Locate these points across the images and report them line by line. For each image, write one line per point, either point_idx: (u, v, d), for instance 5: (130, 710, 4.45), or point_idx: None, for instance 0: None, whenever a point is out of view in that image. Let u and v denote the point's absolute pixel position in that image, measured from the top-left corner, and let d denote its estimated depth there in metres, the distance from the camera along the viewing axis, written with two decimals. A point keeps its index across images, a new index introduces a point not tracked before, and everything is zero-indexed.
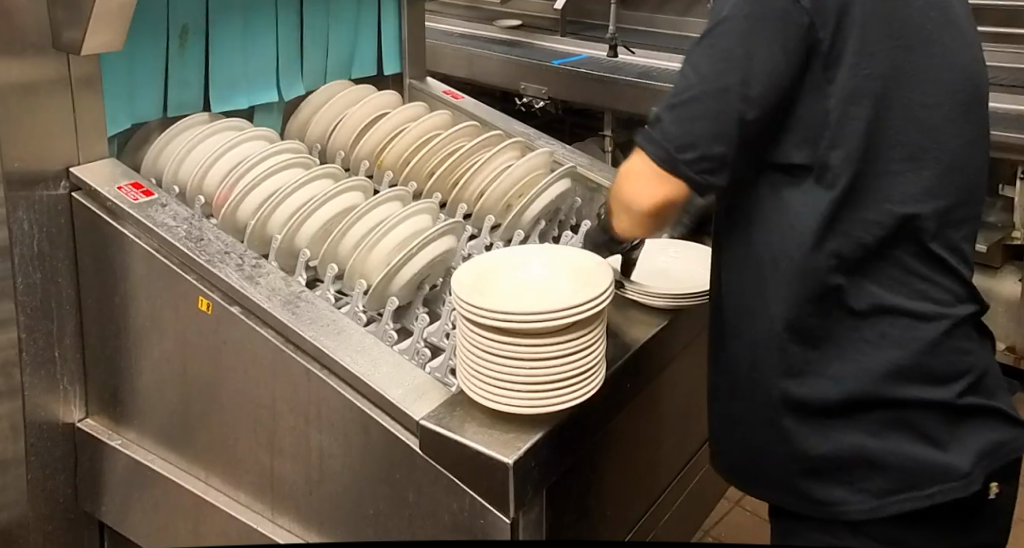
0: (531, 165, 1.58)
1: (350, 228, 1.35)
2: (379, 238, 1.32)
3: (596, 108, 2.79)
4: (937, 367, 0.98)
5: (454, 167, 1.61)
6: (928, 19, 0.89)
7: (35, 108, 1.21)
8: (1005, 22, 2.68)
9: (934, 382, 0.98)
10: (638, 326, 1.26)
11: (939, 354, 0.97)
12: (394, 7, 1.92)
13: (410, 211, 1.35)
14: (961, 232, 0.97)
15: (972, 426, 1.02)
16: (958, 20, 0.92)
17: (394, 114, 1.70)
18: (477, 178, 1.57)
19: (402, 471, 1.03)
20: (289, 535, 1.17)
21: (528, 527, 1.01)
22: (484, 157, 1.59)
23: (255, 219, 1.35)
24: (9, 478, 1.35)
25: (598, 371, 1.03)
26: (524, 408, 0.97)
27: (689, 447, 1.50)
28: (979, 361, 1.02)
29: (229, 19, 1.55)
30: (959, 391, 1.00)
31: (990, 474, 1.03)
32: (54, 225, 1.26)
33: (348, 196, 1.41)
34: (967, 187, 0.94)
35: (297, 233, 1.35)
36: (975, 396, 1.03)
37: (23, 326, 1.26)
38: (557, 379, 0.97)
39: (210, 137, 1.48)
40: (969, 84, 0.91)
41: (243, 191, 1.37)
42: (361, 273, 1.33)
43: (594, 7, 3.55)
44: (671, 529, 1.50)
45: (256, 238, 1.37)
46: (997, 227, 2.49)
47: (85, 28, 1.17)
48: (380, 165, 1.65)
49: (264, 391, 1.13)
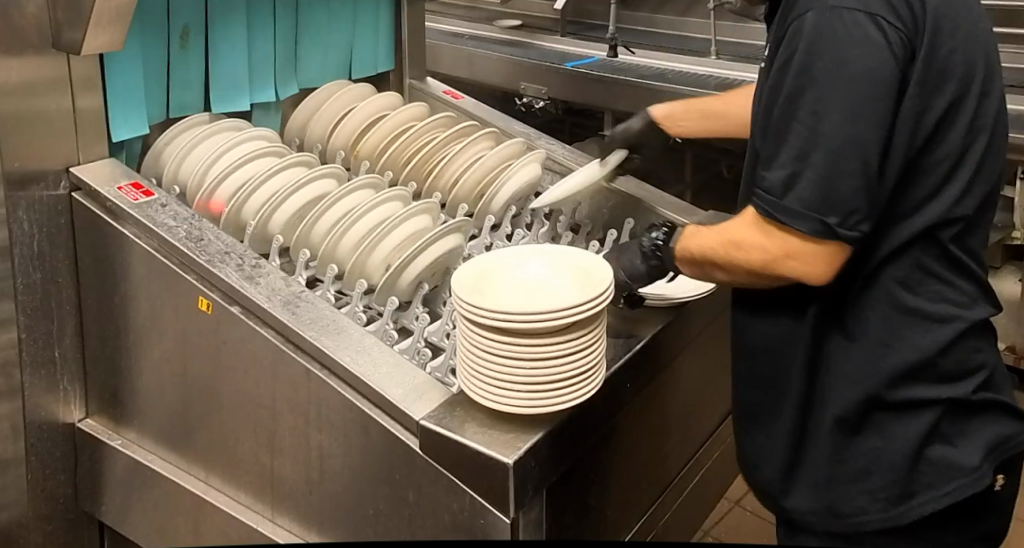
0: (504, 154, 1.63)
1: (324, 213, 1.37)
2: (350, 225, 1.34)
3: (596, 108, 2.79)
4: (948, 366, 1.01)
5: (428, 158, 1.63)
6: (980, 39, 0.94)
7: (37, 108, 1.21)
8: (1005, 21, 2.68)
9: (949, 379, 1.02)
10: (638, 327, 1.26)
11: (949, 355, 1.00)
12: (394, 7, 1.92)
13: (381, 198, 1.38)
14: (979, 237, 1.01)
15: (976, 422, 1.05)
16: (987, 34, 0.96)
17: (369, 104, 1.71)
18: (450, 168, 1.60)
19: (402, 471, 1.03)
20: (288, 535, 1.16)
21: (527, 527, 1.01)
22: (455, 149, 1.62)
23: (229, 206, 1.36)
24: (9, 478, 1.35)
25: (599, 366, 1.03)
26: (529, 407, 0.97)
27: (690, 447, 1.51)
28: (988, 358, 1.05)
29: (230, 19, 1.54)
30: (976, 388, 1.03)
31: (996, 467, 1.07)
32: (54, 225, 1.26)
33: (322, 182, 1.42)
34: (986, 195, 0.99)
35: (271, 219, 1.37)
36: (988, 391, 1.06)
37: (23, 326, 1.26)
38: (558, 380, 0.97)
39: (183, 134, 1.48)
40: (997, 100, 0.97)
41: (217, 179, 1.39)
42: (331, 257, 1.35)
43: (594, 7, 3.55)
44: (671, 529, 1.50)
45: (231, 223, 1.37)
46: (997, 226, 2.48)
47: (85, 29, 1.17)
48: (356, 155, 1.66)
49: (263, 391, 1.13)
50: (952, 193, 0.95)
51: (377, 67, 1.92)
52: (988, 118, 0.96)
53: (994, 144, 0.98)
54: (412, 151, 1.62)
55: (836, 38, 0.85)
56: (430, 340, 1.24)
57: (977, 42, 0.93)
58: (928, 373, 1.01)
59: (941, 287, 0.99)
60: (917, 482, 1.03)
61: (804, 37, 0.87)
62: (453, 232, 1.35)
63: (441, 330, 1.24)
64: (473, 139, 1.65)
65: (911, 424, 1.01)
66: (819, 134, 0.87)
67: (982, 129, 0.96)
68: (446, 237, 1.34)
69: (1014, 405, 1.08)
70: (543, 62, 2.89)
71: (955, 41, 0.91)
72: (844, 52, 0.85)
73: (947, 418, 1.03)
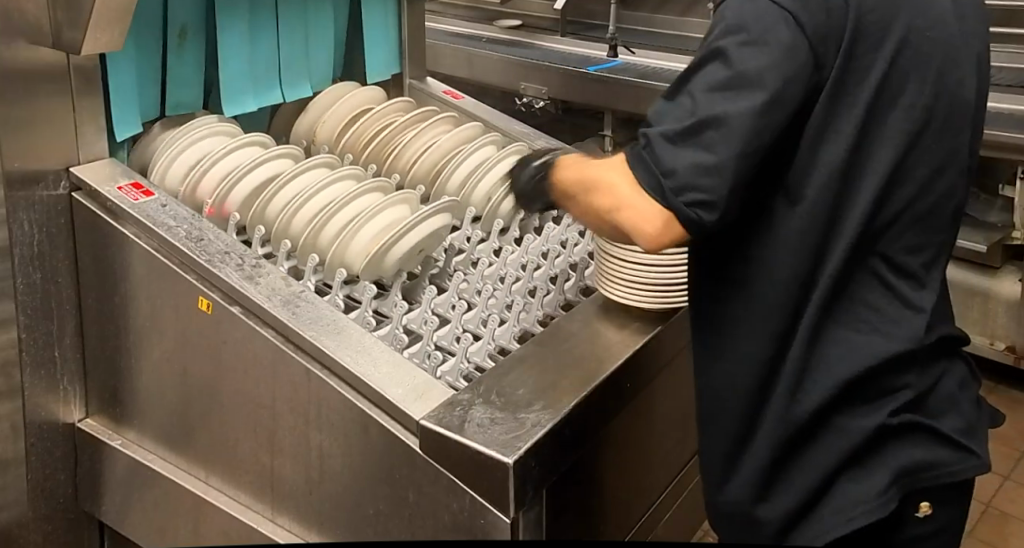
0: (459, 138, 1.67)
1: (277, 193, 1.39)
2: (302, 204, 1.37)
3: (596, 108, 2.80)
4: (868, 388, 0.99)
5: (386, 143, 1.65)
6: (943, 41, 0.91)
7: (38, 106, 1.21)
8: (1005, 22, 2.68)
9: (864, 404, 1.00)
10: (640, 324, 1.26)
11: (875, 380, 0.99)
12: (395, 7, 1.92)
13: (337, 175, 1.43)
14: (920, 254, 0.98)
15: (914, 439, 1.02)
16: (960, 40, 0.94)
17: (332, 89, 1.75)
18: (408, 151, 1.64)
19: (402, 471, 1.03)
20: (288, 535, 1.17)
21: (527, 527, 1.01)
22: (410, 135, 1.65)
23: (185, 187, 1.38)
24: (9, 478, 1.35)
25: (637, 305, 1.27)
26: (552, 395, 1.06)
27: (689, 448, 1.50)
28: (918, 384, 1.01)
29: (235, 20, 1.53)
30: (892, 410, 1.00)
31: (915, 494, 1.05)
32: (54, 225, 1.26)
33: (277, 161, 1.44)
34: (936, 204, 0.96)
35: (226, 199, 1.38)
36: (911, 413, 1.02)
37: (23, 326, 1.26)
38: (645, 261, 1.24)
39: (161, 128, 1.47)
40: (965, 102, 0.95)
41: (179, 165, 1.40)
42: (284, 234, 1.37)
43: (594, 7, 3.54)
44: (671, 529, 1.50)
45: (188, 200, 1.39)
46: (997, 226, 2.51)
47: (85, 29, 1.16)
48: (315, 141, 1.68)
49: (264, 391, 1.13)
50: (852, 197, 0.93)
51: (381, 68, 1.92)
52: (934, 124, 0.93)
53: (918, 155, 0.93)
54: (370, 135, 1.65)
55: (746, 25, 0.83)
56: (379, 310, 1.31)
57: (909, 53, 0.90)
58: (856, 398, 1.00)
59: (846, 304, 0.98)
60: (830, 505, 1.02)
61: (719, 21, 0.86)
62: (399, 203, 1.40)
63: (391, 301, 1.30)
64: (428, 125, 1.68)
65: (834, 441, 1.00)
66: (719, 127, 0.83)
67: (894, 138, 0.91)
68: (393, 209, 1.39)
69: (946, 433, 1.03)
70: (543, 62, 2.90)
71: (933, 47, 0.91)
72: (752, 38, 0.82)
73: (865, 446, 1.00)
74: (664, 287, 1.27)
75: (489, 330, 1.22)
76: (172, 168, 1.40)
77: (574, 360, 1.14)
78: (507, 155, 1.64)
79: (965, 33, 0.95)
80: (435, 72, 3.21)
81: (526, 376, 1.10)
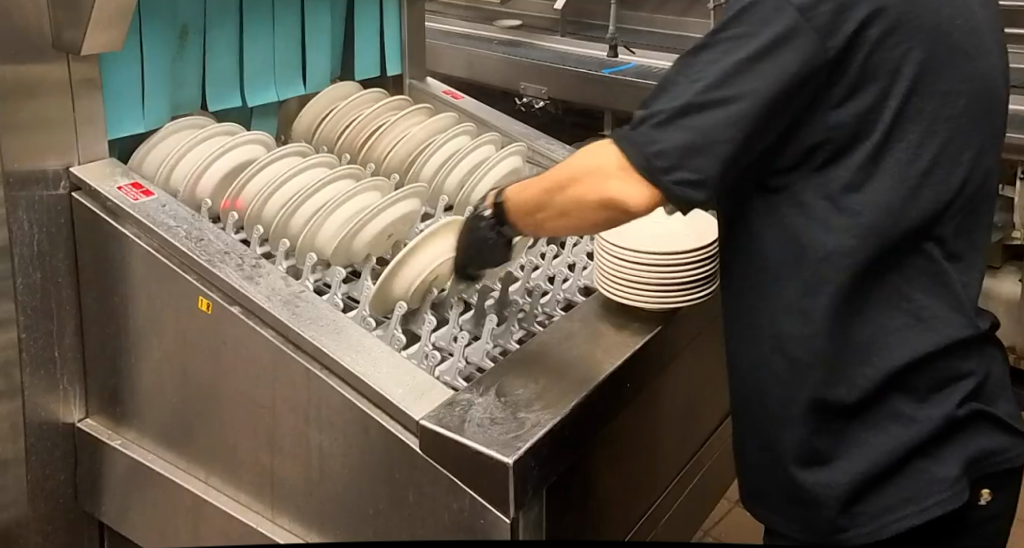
0: (433, 127, 1.68)
1: (250, 180, 1.39)
2: (274, 192, 1.37)
3: (595, 108, 2.81)
4: (918, 383, 1.02)
5: (361, 133, 1.66)
6: (956, 25, 0.93)
7: (38, 106, 1.21)
8: (1006, 22, 2.69)
9: (920, 401, 1.03)
10: (648, 325, 1.26)
11: (923, 372, 1.02)
12: (395, 7, 1.92)
13: (309, 162, 1.44)
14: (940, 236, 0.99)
15: (954, 437, 1.05)
16: (978, 25, 0.95)
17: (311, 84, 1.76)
18: (382, 141, 1.64)
19: (402, 471, 1.03)
20: (288, 535, 1.17)
21: (528, 527, 1.01)
22: (384, 126, 1.66)
23: (161, 174, 1.38)
24: (10, 477, 1.35)
25: (632, 303, 1.26)
26: (558, 395, 1.06)
27: (690, 447, 1.50)
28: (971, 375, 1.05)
29: (228, 20, 1.54)
30: (959, 400, 1.03)
31: (977, 480, 1.08)
32: (54, 225, 1.26)
33: (249, 148, 1.45)
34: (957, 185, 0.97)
35: (202, 183, 1.38)
36: (976, 402, 1.06)
37: (23, 326, 1.26)
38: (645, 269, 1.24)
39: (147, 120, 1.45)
40: (984, 86, 0.95)
41: (154, 152, 1.40)
42: (257, 220, 1.37)
43: (594, 7, 3.54)
44: (671, 530, 1.50)
45: (164, 185, 1.39)
46: (997, 226, 2.52)
47: (85, 29, 1.16)
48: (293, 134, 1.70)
49: (263, 390, 1.13)
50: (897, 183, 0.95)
51: (378, 67, 1.92)
52: (964, 106, 0.94)
53: (962, 140, 0.95)
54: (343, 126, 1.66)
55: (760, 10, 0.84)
56: (349, 294, 1.32)
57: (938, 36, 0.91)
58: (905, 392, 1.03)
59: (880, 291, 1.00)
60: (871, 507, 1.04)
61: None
62: (370, 191, 1.41)
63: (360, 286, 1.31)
64: (403, 115, 1.69)
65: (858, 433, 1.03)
66: (722, 94, 0.84)
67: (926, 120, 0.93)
68: (364, 195, 1.39)
69: (1004, 418, 1.08)
70: (544, 62, 2.89)
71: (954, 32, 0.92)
72: (759, 27, 0.84)
73: (935, 438, 1.03)
74: (661, 288, 1.26)
75: (454, 316, 1.24)
76: (147, 155, 1.40)
77: (575, 360, 1.14)
78: (481, 144, 1.64)
79: (981, 19, 0.96)
80: (434, 72, 3.21)
81: (527, 376, 1.10)
